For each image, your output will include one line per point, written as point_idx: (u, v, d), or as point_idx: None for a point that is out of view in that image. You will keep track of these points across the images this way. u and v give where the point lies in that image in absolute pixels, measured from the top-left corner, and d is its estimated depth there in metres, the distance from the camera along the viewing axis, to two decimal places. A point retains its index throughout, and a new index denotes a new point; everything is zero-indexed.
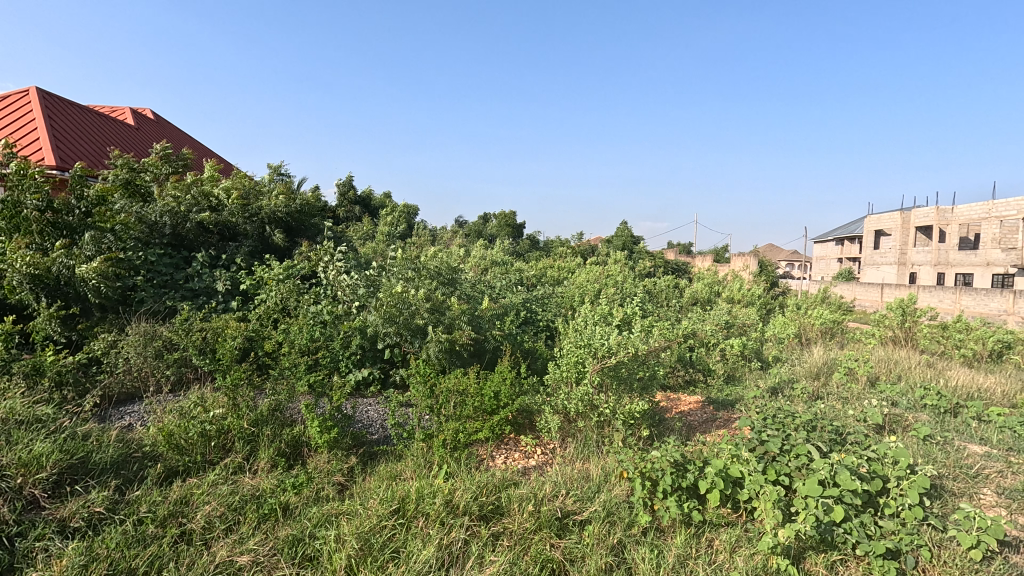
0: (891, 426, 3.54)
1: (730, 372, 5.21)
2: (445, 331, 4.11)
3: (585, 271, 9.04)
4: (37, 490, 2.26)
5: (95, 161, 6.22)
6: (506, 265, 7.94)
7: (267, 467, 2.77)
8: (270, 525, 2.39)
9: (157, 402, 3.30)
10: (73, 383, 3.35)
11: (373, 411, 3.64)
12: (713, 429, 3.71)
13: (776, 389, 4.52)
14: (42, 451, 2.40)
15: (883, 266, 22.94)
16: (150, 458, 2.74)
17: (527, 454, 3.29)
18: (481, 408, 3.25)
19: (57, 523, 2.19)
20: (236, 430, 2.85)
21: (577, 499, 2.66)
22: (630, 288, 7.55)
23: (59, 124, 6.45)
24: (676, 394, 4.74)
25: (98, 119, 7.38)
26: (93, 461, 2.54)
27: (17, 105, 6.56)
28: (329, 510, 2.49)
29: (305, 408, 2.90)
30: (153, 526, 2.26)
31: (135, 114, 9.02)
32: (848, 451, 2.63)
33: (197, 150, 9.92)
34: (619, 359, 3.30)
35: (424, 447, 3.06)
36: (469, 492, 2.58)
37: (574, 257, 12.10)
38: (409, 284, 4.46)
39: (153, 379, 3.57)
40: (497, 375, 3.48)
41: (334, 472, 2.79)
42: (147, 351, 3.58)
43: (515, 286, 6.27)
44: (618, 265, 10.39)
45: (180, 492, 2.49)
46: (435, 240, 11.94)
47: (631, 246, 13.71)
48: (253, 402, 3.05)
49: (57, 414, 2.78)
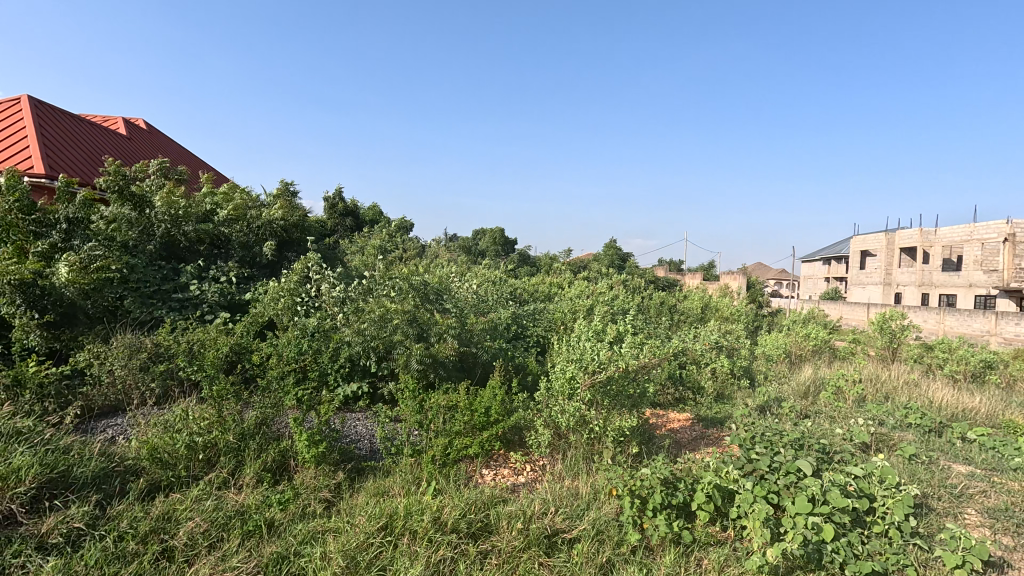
0: (877, 445, 3.58)
1: (720, 390, 5.25)
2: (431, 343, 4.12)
3: (576, 286, 9.14)
4: (15, 505, 2.20)
5: (85, 170, 6.20)
6: (498, 280, 8.01)
7: (253, 482, 2.72)
8: (254, 542, 2.34)
9: (141, 415, 3.25)
10: (54, 395, 3.29)
11: (361, 426, 3.60)
12: (702, 447, 3.73)
13: (764, 406, 4.56)
14: (21, 465, 2.35)
15: (869, 286, 23.32)
16: (132, 472, 2.69)
17: (516, 471, 3.27)
18: (470, 424, 3.25)
19: (35, 540, 2.13)
20: (222, 444, 2.81)
21: (566, 516, 2.65)
22: (620, 304, 7.64)
23: (50, 134, 6.43)
24: (666, 411, 4.75)
25: (91, 128, 7.38)
26: (73, 476, 2.48)
27: (6, 113, 6.52)
28: (315, 526, 2.45)
29: (293, 422, 2.87)
30: (133, 543, 2.21)
31: (128, 124, 9.05)
32: (835, 470, 2.66)
33: (189, 161, 9.93)
34: (609, 374, 3.30)
35: (413, 463, 3.04)
36: (457, 509, 2.56)
37: (566, 273, 12.19)
38: (399, 298, 4.48)
39: (137, 391, 3.52)
40: (487, 391, 3.47)
41: (321, 488, 2.76)
42: (132, 364, 3.54)
43: (506, 302, 6.31)
44: (609, 283, 10.50)
45: (162, 507, 2.44)
46: (427, 254, 12.00)
47: (622, 264, 13.87)
48: (240, 416, 3.03)
49: (37, 426, 2.72)
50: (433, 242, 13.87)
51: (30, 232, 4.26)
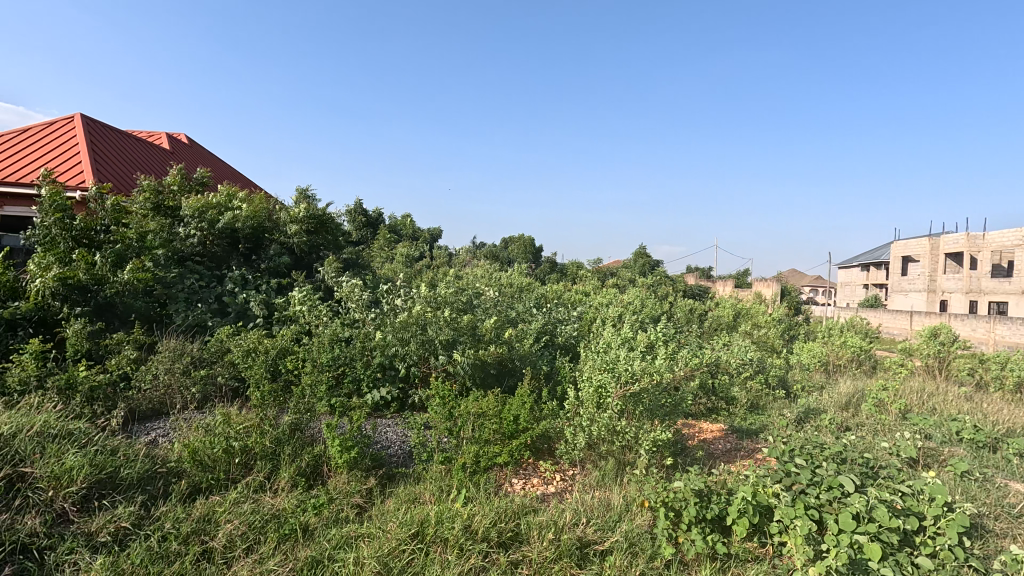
0: (926, 461, 3.42)
1: (754, 402, 5.10)
2: (479, 343, 4.46)
3: (604, 294, 9.11)
4: (67, 504, 2.31)
5: (130, 182, 6.49)
6: (526, 287, 8.02)
7: (288, 486, 2.78)
8: (290, 545, 2.38)
9: (183, 419, 3.35)
10: (102, 398, 3.41)
11: (392, 433, 3.63)
12: (737, 459, 3.64)
13: (803, 418, 4.41)
14: (73, 465, 2.45)
15: (912, 293, 22.36)
16: (174, 474, 2.76)
17: (545, 481, 3.24)
18: (500, 432, 3.24)
19: (85, 537, 2.22)
20: (259, 448, 2.89)
21: (598, 528, 2.60)
22: (650, 312, 7.55)
23: (101, 149, 6.79)
24: (698, 421, 4.65)
25: (137, 143, 7.75)
26: (120, 477, 2.57)
27: (61, 131, 6.91)
28: (349, 532, 2.47)
29: (327, 428, 2.95)
30: (176, 543, 2.27)
31: (171, 139, 9.48)
32: (881, 487, 2.55)
33: (228, 173, 10.32)
34: (643, 384, 3.28)
35: (443, 470, 3.06)
36: (488, 517, 2.56)
37: (594, 281, 12.12)
38: (430, 307, 4.59)
39: (180, 396, 3.65)
40: (516, 400, 3.46)
41: (353, 493, 2.80)
42: (174, 369, 3.68)
43: (534, 308, 6.30)
44: (638, 290, 10.39)
45: (203, 509, 2.51)
46: (456, 261, 12.15)
47: (652, 270, 13.71)
48: (275, 421, 3.12)
49: (88, 428, 2.84)
50: (461, 250, 14.02)
51: (78, 244, 4.46)
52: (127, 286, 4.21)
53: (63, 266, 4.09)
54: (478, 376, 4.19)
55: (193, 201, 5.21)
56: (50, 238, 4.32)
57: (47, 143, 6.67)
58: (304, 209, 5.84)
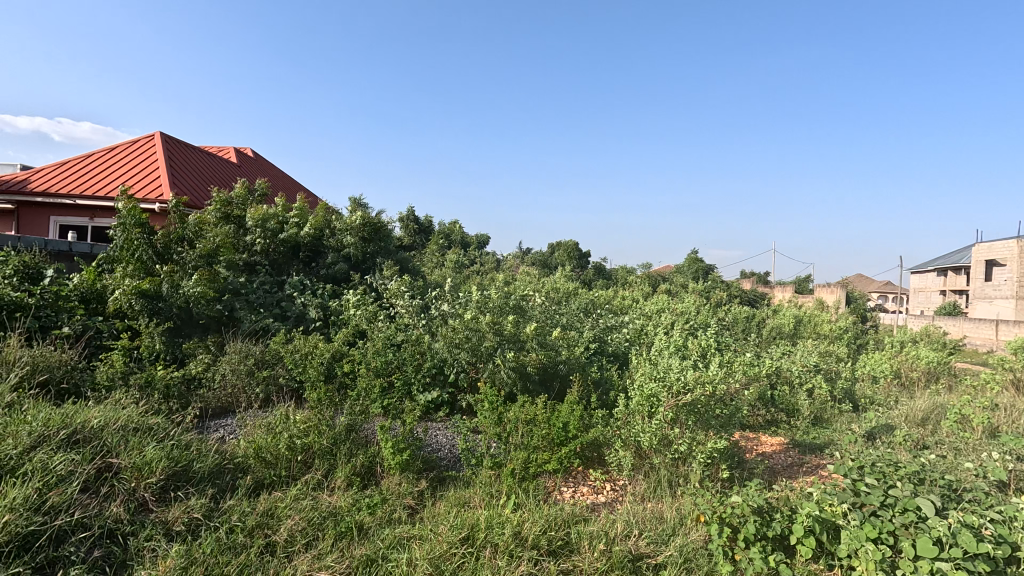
0: (1018, 486, 3.11)
1: (818, 415, 4.82)
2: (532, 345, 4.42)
3: (654, 300, 8.91)
4: (147, 494, 2.49)
5: (202, 194, 6.96)
6: (575, 293, 7.96)
7: (343, 485, 2.88)
8: (346, 543, 2.46)
9: (248, 417, 3.54)
10: (177, 396, 3.66)
11: (442, 436, 3.69)
12: (800, 475, 3.45)
13: (874, 434, 4.12)
14: (153, 458, 2.64)
15: (998, 301, 20.49)
16: (241, 469, 2.91)
17: (595, 490, 3.19)
18: (549, 439, 3.22)
19: (163, 525, 2.37)
20: (317, 447, 3.02)
21: (650, 541, 2.54)
22: (704, 319, 7.31)
23: (177, 164, 7.33)
24: (756, 434, 4.44)
25: (209, 158, 8.32)
26: (193, 470, 2.74)
27: (143, 148, 7.52)
28: (401, 533, 2.52)
29: (380, 430, 3.04)
30: (242, 536, 2.40)
31: (238, 153, 10.10)
32: (965, 511, 2.34)
33: (289, 184, 10.87)
34: (696, 396, 3.15)
35: (492, 475, 3.08)
36: (538, 525, 2.54)
37: (644, 286, 11.87)
38: (480, 313, 4.65)
39: (245, 396, 3.86)
40: (566, 406, 3.43)
41: (405, 494, 2.86)
42: (240, 369, 3.91)
43: (582, 315, 6.24)
44: (690, 297, 10.08)
45: (266, 504, 2.63)
46: (504, 267, 12.23)
47: (705, 276, 13.27)
48: (332, 422, 3.24)
49: (165, 424, 3.06)
50: (509, 256, 14.11)
51: (157, 253, 4.82)
52: (199, 291, 4.52)
53: (141, 280, 4.42)
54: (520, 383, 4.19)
55: (257, 211, 5.53)
56: (134, 248, 4.70)
57: (131, 160, 7.27)
58: (360, 217, 6.06)
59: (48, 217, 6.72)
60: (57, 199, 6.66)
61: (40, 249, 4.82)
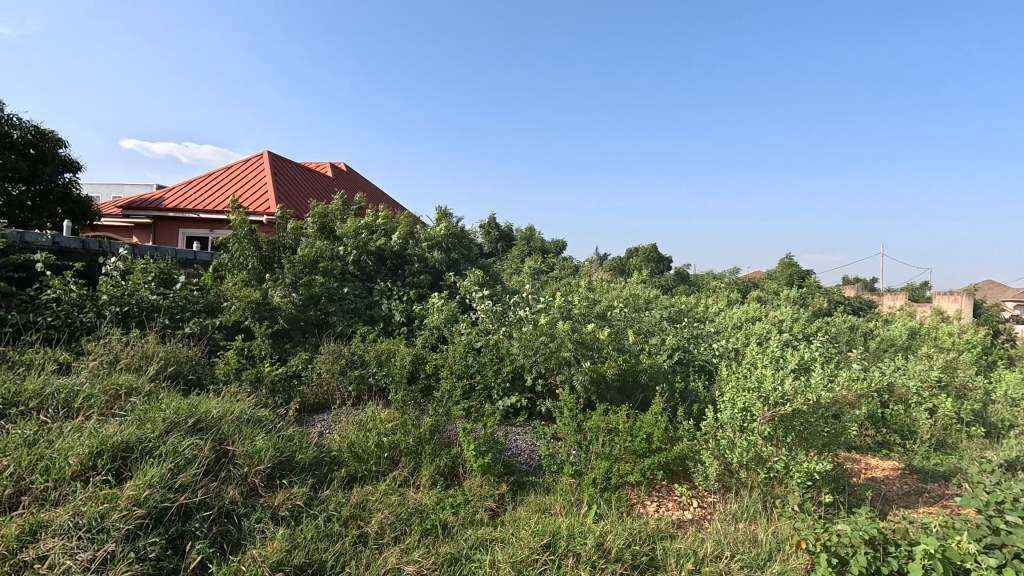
0: None
1: (941, 439, 4.28)
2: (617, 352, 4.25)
3: (744, 307, 8.38)
4: (257, 479, 2.73)
5: (302, 206, 7.56)
6: (656, 300, 7.70)
7: (428, 483, 2.98)
8: (431, 540, 2.54)
9: (342, 413, 3.79)
10: (281, 391, 3.99)
11: (522, 441, 3.71)
12: (919, 506, 3.07)
13: (1014, 464, 3.57)
14: (261, 447, 2.90)
15: None
16: (336, 462, 3.11)
17: (681, 506, 3.05)
18: (631, 449, 3.12)
19: (270, 509, 2.59)
20: (403, 445, 3.16)
21: (744, 564, 2.38)
22: (801, 328, 6.76)
23: (281, 180, 8.03)
24: (864, 456, 4.03)
25: (308, 173, 9.03)
26: (295, 461, 2.97)
27: (253, 166, 8.33)
28: (484, 534, 2.56)
29: (463, 432, 3.12)
30: (338, 525, 2.55)
31: (333, 168, 10.88)
32: None
33: (377, 195, 11.54)
34: (795, 407, 2.89)
35: (573, 484, 3.04)
36: (621, 538, 2.47)
37: (731, 293, 11.23)
38: (559, 319, 4.64)
39: (338, 394, 4.13)
40: (649, 417, 3.30)
41: (486, 497, 2.90)
42: (333, 369, 4.20)
43: (665, 322, 6.01)
44: (784, 304, 9.38)
45: (358, 496, 2.79)
46: (582, 273, 12.10)
47: (801, 282, 12.28)
48: (417, 422, 3.37)
49: (272, 417, 3.34)
50: (587, 262, 13.96)
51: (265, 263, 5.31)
52: (299, 296, 4.92)
53: (251, 288, 4.88)
54: (597, 391, 4.02)
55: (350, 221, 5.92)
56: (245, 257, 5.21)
57: (244, 177, 8.08)
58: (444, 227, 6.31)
59: (177, 229, 7.63)
60: (184, 213, 7.55)
61: (171, 258, 5.48)
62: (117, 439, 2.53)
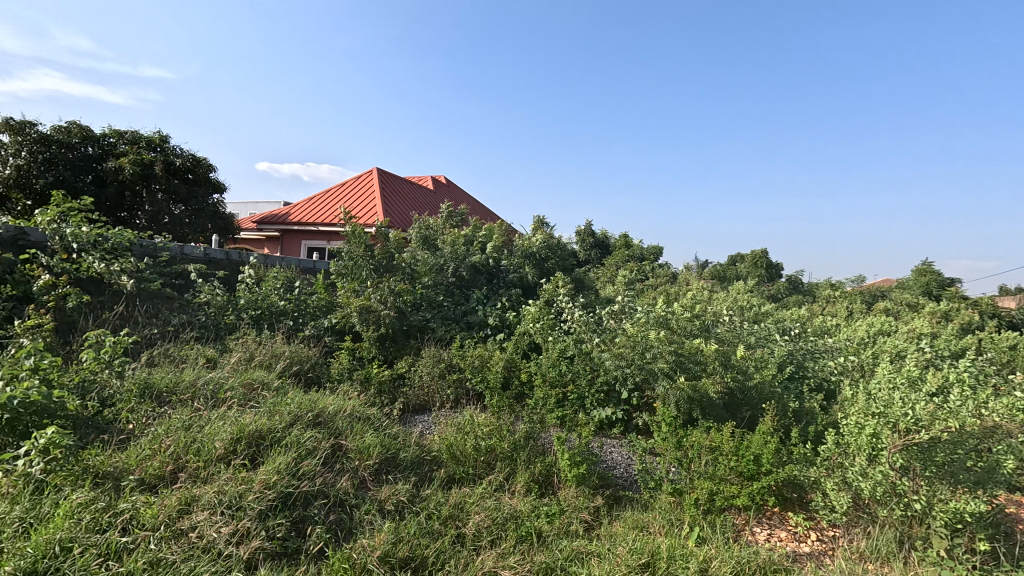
0: None
1: None
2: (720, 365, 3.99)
3: (871, 320, 7.48)
4: (366, 473, 2.93)
5: (406, 218, 8.06)
6: (765, 310, 7.14)
7: (523, 490, 3.01)
8: (526, 547, 2.56)
9: (441, 416, 3.96)
10: (387, 392, 4.26)
11: (617, 454, 3.62)
12: None
13: None
14: (370, 443, 3.11)
15: None
16: (436, 462, 3.24)
17: (797, 538, 2.78)
18: (738, 471, 2.89)
19: (378, 502, 2.76)
20: (499, 450, 3.22)
21: None
22: (945, 345, 5.88)
23: (388, 194, 8.62)
24: None
25: (411, 186, 9.61)
26: (400, 459, 3.14)
27: (364, 182, 9.04)
28: (579, 547, 2.54)
29: (557, 441, 3.11)
30: (438, 523, 2.66)
31: (434, 181, 11.47)
32: None
33: (474, 205, 11.96)
34: (933, 435, 2.48)
35: (672, 503, 2.91)
36: (728, 565, 2.33)
37: (854, 304, 10.08)
38: (657, 330, 4.48)
39: (438, 396, 4.32)
40: (758, 437, 3.04)
41: (582, 508, 2.86)
42: (433, 372, 4.41)
43: (777, 334, 5.53)
44: (922, 318, 8.23)
45: (456, 497, 2.88)
46: (680, 281, 11.57)
47: (944, 292, 10.70)
48: (512, 428, 3.42)
49: (379, 415, 3.58)
50: (686, 269, 13.33)
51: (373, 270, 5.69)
52: (403, 303, 5.24)
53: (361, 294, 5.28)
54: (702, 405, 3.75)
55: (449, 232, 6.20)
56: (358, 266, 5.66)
57: (356, 192, 8.80)
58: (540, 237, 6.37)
59: (300, 241, 8.49)
60: (306, 227, 8.38)
61: (295, 267, 6.10)
62: (252, 428, 2.87)
